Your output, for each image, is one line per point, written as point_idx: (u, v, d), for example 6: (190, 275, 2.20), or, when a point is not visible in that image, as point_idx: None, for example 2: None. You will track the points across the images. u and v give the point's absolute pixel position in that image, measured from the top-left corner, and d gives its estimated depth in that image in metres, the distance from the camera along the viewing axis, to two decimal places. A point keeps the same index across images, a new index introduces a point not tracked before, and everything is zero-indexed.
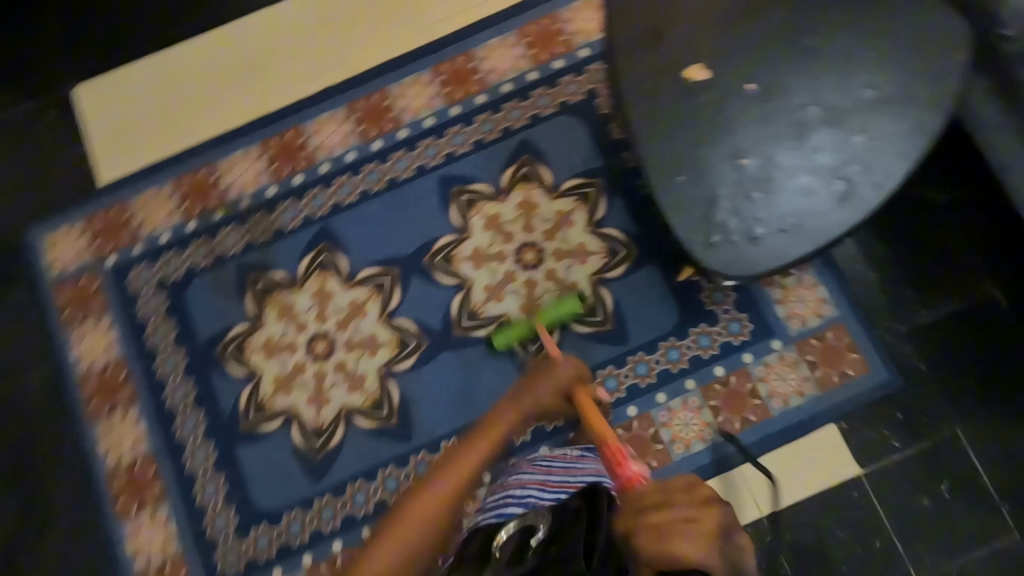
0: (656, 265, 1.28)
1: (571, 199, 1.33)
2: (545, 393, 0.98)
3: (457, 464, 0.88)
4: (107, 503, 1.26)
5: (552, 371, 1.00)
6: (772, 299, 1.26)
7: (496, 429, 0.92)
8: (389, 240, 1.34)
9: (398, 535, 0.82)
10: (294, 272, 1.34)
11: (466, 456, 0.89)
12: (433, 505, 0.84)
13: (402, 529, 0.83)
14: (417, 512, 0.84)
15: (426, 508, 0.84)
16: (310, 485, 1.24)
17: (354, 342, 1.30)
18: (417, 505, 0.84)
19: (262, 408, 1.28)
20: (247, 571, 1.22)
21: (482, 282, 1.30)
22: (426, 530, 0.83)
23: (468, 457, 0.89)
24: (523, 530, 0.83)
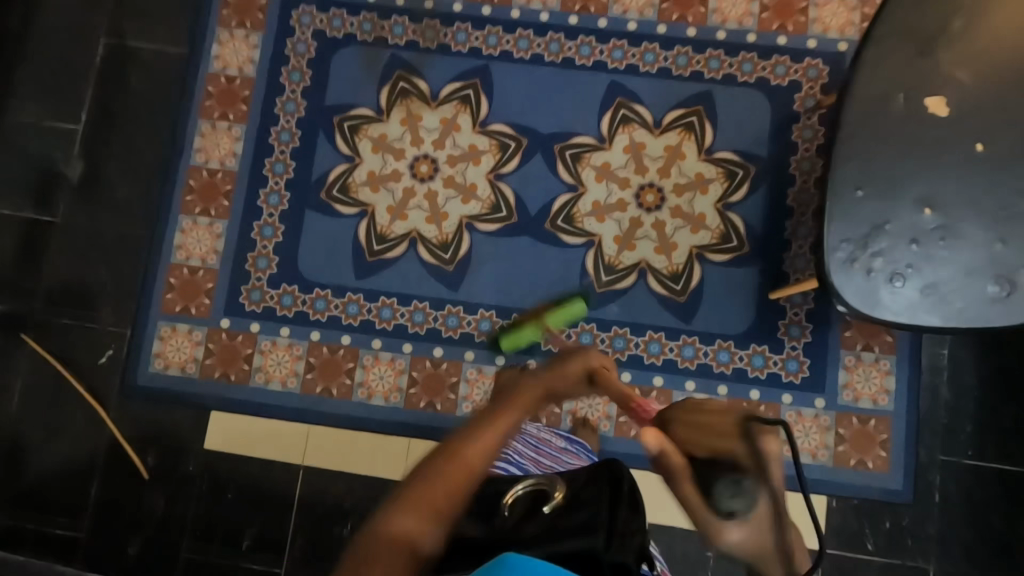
0: (756, 272, 1.26)
1: (718, 169, 1.29)
2: (580, 373, 0.76)
3: (498, 421, 0.61)
4: (178, 192, 1.32)
5: (580, 351, 0.79)
6: (840, 362, 1.24)
7: (530, 388, 0.67)
8: (536, 112, 1.32)
9: (402, 532, 0.53)
10: (437, 91, 1.33)
11: (494, 421, 0.61)
12: (458, 476, 0.56)
13: (406, 527, 0.53)
14: (431, 495, 0.55)
15: (458, 474, 0.57)
16: (350, 277, 1.29)
17: (454, 181, 1.30)
18: (434, 480, 0.56)
19: (346, 191, 1.31)
20: (262, 315, 1.29)
21: (594, 196, 1.29)
22: (455, 506, 0.55)
23: (507, 412, 0.63)
24: (533, 495, 0.70)
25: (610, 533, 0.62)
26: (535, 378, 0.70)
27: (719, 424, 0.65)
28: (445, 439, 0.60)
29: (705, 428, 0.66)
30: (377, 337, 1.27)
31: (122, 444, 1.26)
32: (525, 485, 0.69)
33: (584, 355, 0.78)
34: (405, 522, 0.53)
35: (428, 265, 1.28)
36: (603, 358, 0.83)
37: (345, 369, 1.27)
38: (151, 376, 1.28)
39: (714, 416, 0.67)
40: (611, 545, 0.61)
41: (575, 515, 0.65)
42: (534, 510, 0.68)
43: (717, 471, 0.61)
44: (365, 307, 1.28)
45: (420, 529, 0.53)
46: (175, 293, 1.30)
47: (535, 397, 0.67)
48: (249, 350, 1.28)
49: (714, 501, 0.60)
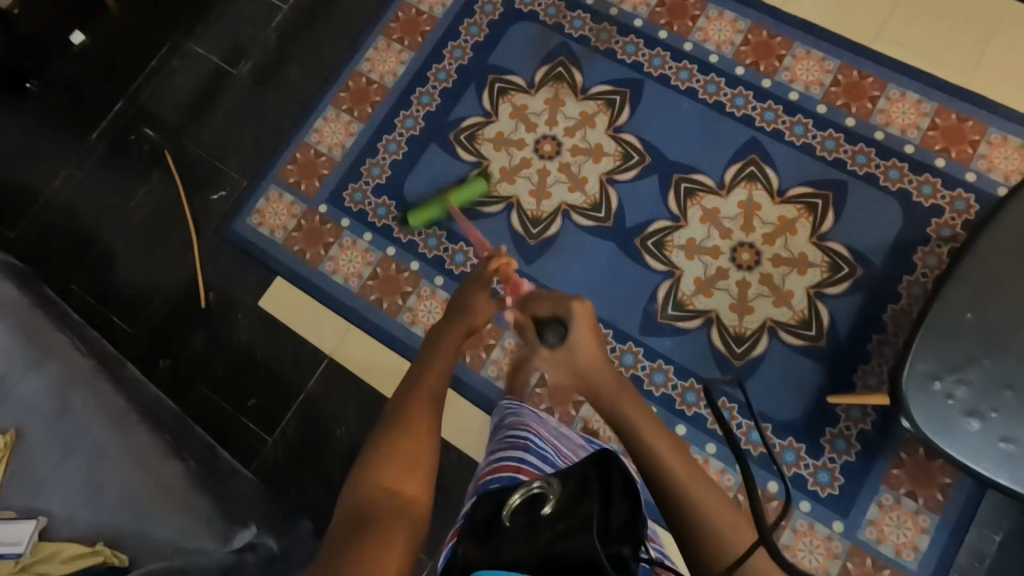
0: (823, 369, 1.20)
1: (824, 257, 1.25)
2: (488, 300, 0.84)
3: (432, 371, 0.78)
4: (334, 87, 1.46)
5: (477, 281, 0.87)
6: (876, 496, 1.14)
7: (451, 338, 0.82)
8: (669, 137, 1.35)
9: (391, 450, 0.67)
10: (588, 86, 1.40)
11: (437, 355, 0.80)
12: (421, 415, 0.72)
13: (397, 449, 0.68)
14: (404, 416, 0.72)
15: (421, 419, 0.71)
16: (442, 214, 1.36)
17: (569, 169, 1.35)
18: (405, 413, 0.72)
19: (471, 140, 1.39)
20: (355, 215, 1.38)
21: (692, 233, 1.29)
22: (429, 419, 0.72)
23: (445, 350, 0.81)
24: (532, 500, 0.60)
25: (604, 528, 0.55)
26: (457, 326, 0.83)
27: (543, 296, 0.81)
28: (408, 380, 0.77)
29: (542, 300, 0.81)
30: (441, 275, 1.33)
31: (196, 272, 1.39)
32: (521, 493, 0.60)
33: (479, 279, 0.87)
34: (389, 473, 0.65)
35: (514, 231, 1.33)
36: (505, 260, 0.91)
37: (402, 291, 1.33)
38: (244, 226, 1.41)
39: (549, 300, 0.80)
40: (606, 541, 0.54)
41: (574, 513, 0.55)
42: (533, 522, 0.57)
43: (546, 321, 0.79)
44: (443, 245, 1.34)
45: (404, 469, 0.66)
46: (294, 167, 1.43)
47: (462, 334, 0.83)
48: (331, 239, 1.38)
49: (544, 341, 0.79)
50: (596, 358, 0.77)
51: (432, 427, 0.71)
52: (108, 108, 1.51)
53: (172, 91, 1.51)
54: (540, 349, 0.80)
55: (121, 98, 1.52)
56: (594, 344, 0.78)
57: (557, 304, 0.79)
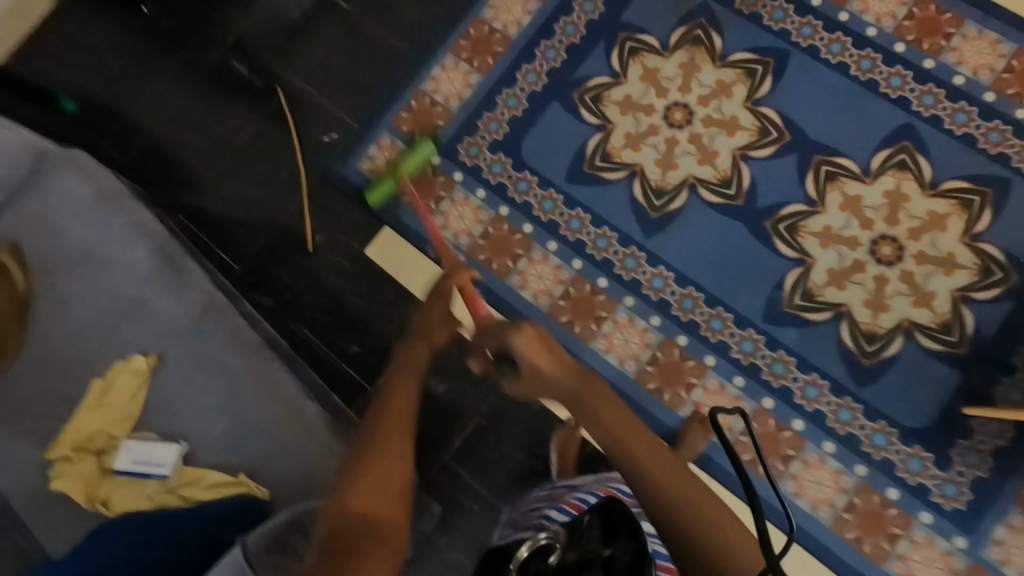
0: (961, 379, 1.13)
1: (975, 259, 1.16)
2: (438, 313, 0.90)
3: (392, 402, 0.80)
4: (455, 33, 1.40)
5: (435, 296, 0.90)
6: (1006, 517, 1.08)
7: (403, 371, 0.85)
8: (814, 115, 1.25)
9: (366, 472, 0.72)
10: (729, 52, 1.30)
11: (394, 407, 0.80)
12: (393, 416, 0.79)
13: (371, 468, 0.73)
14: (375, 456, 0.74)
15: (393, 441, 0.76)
16: (560, 177, 1.30)
17: (699, 141, 1.28)
18: (380, 443, 0.76)
19: (596, 102, 1.32)
20: (468, 169, 1.34)
21: (829, 221, 1.21)
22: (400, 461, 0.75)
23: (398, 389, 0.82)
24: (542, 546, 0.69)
25: None
26: (406, 355, 0.88)
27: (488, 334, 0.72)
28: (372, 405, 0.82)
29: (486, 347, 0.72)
30: (554, 240, 1.28)
31: (303, 214, 1.38)
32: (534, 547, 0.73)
33: (438, 286, 0.90)
34: (364, 495, 0.70)
35: (635, 201, 1.27)
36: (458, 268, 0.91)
37: (512, 252, 1.29)
38: (355, 172, 1.38)
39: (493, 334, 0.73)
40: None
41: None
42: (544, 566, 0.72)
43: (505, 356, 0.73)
44: (558, 209, 1.29)
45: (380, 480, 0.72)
46: (408, 115, 1.39)
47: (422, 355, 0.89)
48: (443, 193, 1.34)
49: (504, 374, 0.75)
50: (529, 346, 0.71)
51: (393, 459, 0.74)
52: (222, 37, 1.48)
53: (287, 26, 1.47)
54: (506, 380, 0.76)
55: (235, 27, 1.48)
56: (550, 359, 0.72)
57: (510, 332, 0.71)
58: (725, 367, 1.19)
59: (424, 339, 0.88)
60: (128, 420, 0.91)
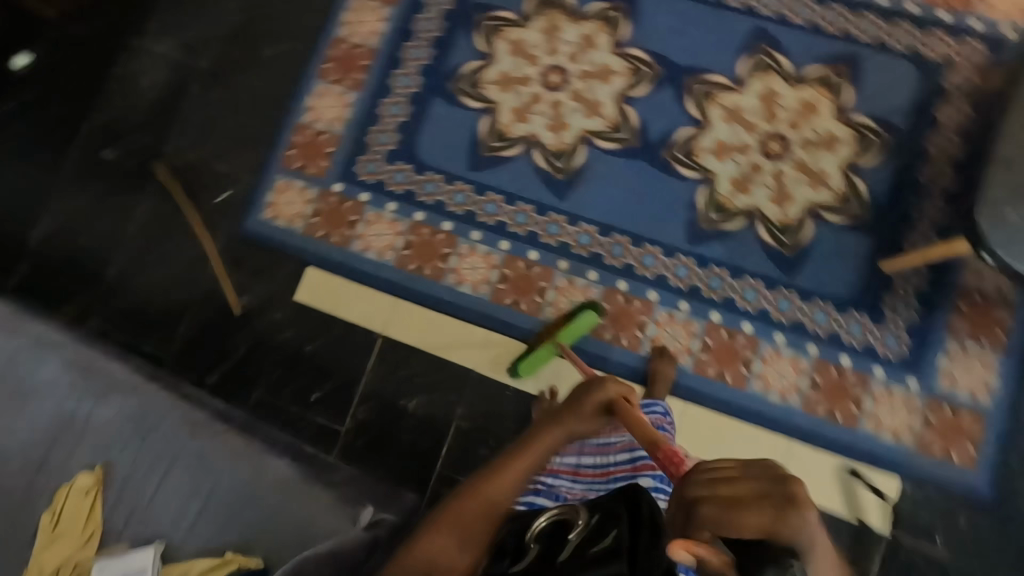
0: (871, 240, 1.22)
1: (850, 131, 1.26)
2: (587, 415, 0.77)
3: (496, 482, 0.75)
4: (318, 59, 1.38)
5: (585, 403, 0.77)
6: (944, 348, 1.18)
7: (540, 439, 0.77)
8: (676, 43, 1.32)
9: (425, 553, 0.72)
10: (582, 7, 1.35)
11: (496, 480, 0.75)
12: (482, 511, 0.73)
13: (440, 550, 0.71)
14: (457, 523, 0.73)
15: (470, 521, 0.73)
16: (463, 168, 1.31)
17: (580, 96, 1.32)
18: (459, 523, 0.73)
19: (474, 86, 1.34)
20: (372, 186, 1.33)
21: (718, 135, 1.28)
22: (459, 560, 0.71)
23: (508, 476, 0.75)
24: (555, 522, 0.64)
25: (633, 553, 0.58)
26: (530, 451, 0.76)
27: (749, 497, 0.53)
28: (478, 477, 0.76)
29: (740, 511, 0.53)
30: (476, 229, 1.29)
31: (220, 280, 1.33)
32: (544, 514, 0.65)
33: (591, 394, 0.78)
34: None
35: (540, 169, 1.30)
36: (622, 388, 0.78)
37: (440, 253, 1.29)
38: (260, 223, 1.34)
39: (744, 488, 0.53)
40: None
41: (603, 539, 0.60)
42: (560, 541, 0.62)
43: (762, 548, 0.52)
44: (470, 198, 1.30)
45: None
46: (296, 151, 1.35)
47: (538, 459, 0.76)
48: (354, 217, 1.32)
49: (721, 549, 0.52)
50: (783, 519, 0.52)
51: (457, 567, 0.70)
52: (78, 128, 1.40)
53: (144, 98, 1.41)
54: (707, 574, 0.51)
55: (90, 114, 1.40)
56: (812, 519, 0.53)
57: (773, 492, 0.53)
58: (668, 297, 1.24)
59: (578, 418, 0.77)
60: (92, 540, 0.85)
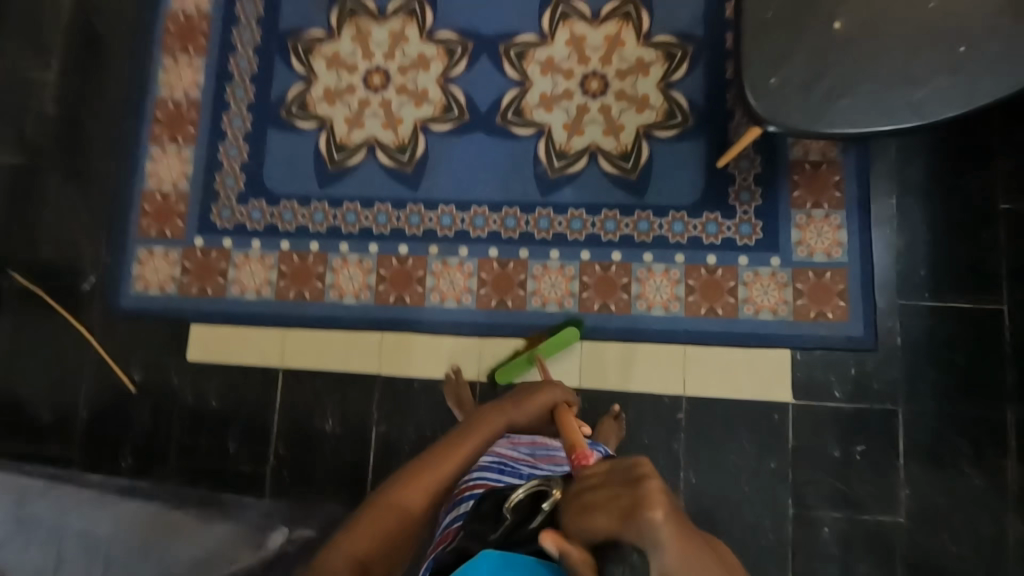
0: (703, 143, 1.30)
1: (656, 52, 1.34)
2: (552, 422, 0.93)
3: (467, 441, 0.82)
4: (147, 125, 1.39)
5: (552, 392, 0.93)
6: (793, 222, 1.27)
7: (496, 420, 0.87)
8: (479, 16, 1.38)
9: (412, 492, 0.74)
10: (384, 7, 1.39)
11: (472, 436, 0.83)
12: (451, 459, 0.79)
13: (415, 485, 0.75)
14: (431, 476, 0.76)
15: (443, 472, 0.77)
16: (315, 187, 1.34)
17: (406, 89, 1.36)
18: (435, 465, 0.77)
19: (304, 108, 1.37)
20: (234, 230, 1.34)
21: (541, 89, 1.34)
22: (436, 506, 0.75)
23: (473, 439, 0.83)
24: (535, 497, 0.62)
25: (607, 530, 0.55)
26: (503, 412, 0.88)
27: (602, 492, 0.53)
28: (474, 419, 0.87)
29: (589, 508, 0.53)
30: (344, 241, 1.32)
31: (108, 364, 1.31)
32: (523, 488, 0.63)
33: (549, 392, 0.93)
34: (405, 498, 0.74)
35: (387, 168, 1.33)
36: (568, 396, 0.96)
37: (316, 274, 1.31)
38: (132, 298, 1.33)
39: (604, 495, 0.53)
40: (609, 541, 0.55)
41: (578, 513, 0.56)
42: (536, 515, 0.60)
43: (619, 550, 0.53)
44: (330, 214, 1.32)
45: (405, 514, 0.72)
46: (150, 219, 1.36)
47: (499, 426, 0.87)
48: (224, 264, 1.33)
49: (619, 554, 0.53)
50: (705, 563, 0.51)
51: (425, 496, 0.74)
52: None
53: None
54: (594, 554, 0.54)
55: None
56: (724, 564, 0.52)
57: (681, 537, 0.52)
58: (538, 250, 1.29)
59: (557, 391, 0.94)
60: None
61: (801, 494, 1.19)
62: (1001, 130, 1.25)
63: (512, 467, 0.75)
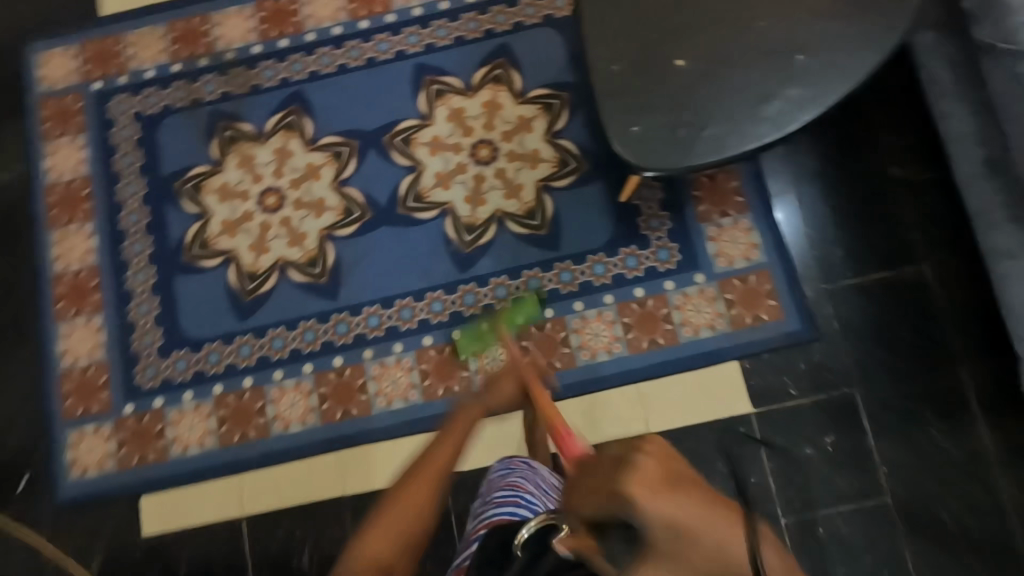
0: (602, 183, 1.32)
1: (535, 106, 1.36)
2: (506, 387, 0.91)
3: (451, 438, 0.81)
4: (49, 303, 1.34)
5: (508, 372, 0.91)
6: (706, 235, 1.29)
7: (466, 413, 0.84)
8: (356, 114, 1.39)
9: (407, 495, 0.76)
10: (262, 127, 1.39)
11: (445, 440, 0.81)
12: (435, 471, 0.78)
13: (394, 512, 0.74)
14: (407, 492, 0.76)
15: (430, 474, 0.77)
16: (235, 322, 1.31)
17: (303, 202, 1.35)
18: (415, 488, 0.76)
19: (206, 245, 1.34)
20: (162, 387, 1.29)
21: (434, 169, 1.35)
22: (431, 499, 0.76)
23: (456, 428, 0.82)
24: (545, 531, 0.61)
25: None
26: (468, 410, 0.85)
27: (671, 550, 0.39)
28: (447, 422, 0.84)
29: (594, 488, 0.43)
30: (276, 369, 1.29)
31: (60, 562, 1.24)
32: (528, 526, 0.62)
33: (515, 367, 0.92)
34: (377, 543, 0.72)
35: (302, 284, 1.31)
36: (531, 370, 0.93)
37: (255, 410, 1.27)
38: (72, 485, 1.27)
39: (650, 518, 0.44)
40: None
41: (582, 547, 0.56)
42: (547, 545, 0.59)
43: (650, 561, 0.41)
44: (255, 344, 1.29)
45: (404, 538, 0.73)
46: (73, 398, 1.30)
47: (476, 418, 0.84)
48: (160, 425, 1.28)
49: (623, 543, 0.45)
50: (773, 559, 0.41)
51: (407, 520, 0.74)
52: None
53: None
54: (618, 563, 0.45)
55: None
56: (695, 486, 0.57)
57: None
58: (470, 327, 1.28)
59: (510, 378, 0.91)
60: None
61: (788, 501, 1.18)
62: (871, 102, 1.30)
63: (526, 503, 0.74)
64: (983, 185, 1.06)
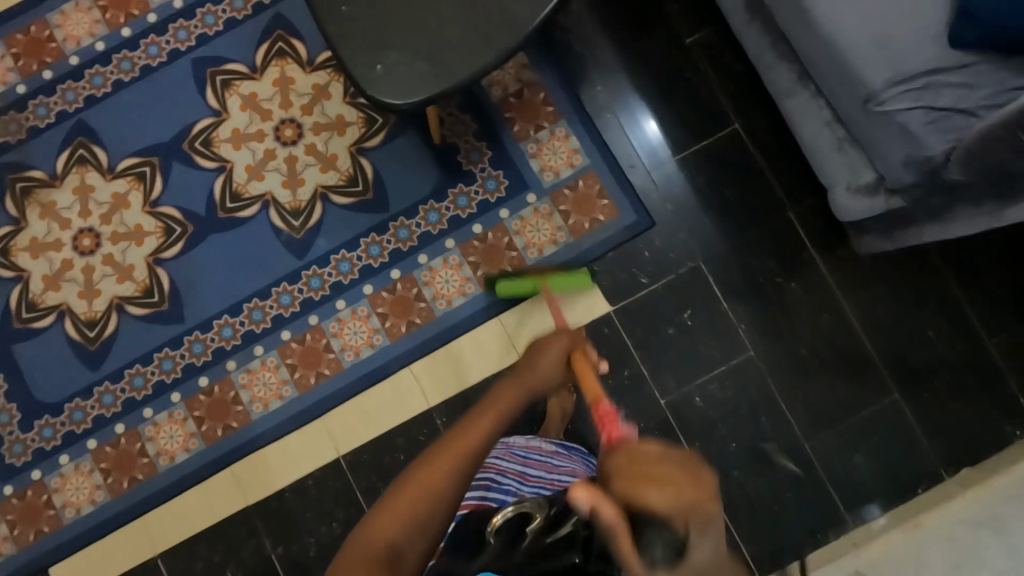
0: (414, 130, 1.28)
1: (326, 70, 1.30)
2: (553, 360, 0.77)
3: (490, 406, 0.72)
4: None
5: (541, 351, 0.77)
6: (527, 154, 1.28)
7: (497, 400, 0.72)
8: (147, 129, 1.31)
9: (399, 504, 0.64)
10: (53, 169, 1.31)
11: (483, 413, 0.71)
12: (450, 457, 0.67)
13: (415, 482, 0.65)
14: (421, 478, 0.66)
15: (460, 450, 0.68)
16: (88, 374, 1.27)
17: (120, 235, 1.29)
18: (430, 464, 0.67)
19: (34, 306, 1.28)
20: (35, 459, 1.26)
21: (243, 162, 1.29)
22: (440, 499, 0.65)
23: (495, 398, 0.73)
24: (519, 517, 0.64)
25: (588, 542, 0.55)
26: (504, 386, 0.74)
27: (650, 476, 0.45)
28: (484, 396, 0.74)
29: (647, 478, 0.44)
30: (145, 407, 1.26)
31: None
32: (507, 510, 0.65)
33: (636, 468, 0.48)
34: (388, 522, 0.63)
35: (145, 316, 1.27)
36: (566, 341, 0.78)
37: (137, 453, 1.25)
38: None
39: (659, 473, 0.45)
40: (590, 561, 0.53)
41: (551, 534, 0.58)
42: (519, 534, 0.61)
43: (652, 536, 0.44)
44: (116, 390, 1.26)
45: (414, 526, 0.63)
46: None
47: (515, 404, 0.73)
48: (45, 496, 1.25)
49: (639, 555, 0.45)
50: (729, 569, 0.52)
51: (426, 497, 0.65)
52: None
53: None
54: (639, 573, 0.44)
55: None
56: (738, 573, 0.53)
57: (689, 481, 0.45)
58: (324, 309, 1.27)
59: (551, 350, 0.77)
60: None
61: (663, 382, 1.23)
62: None
63: (498, 487, 0.73)
64: (750, 31, 1.07)
